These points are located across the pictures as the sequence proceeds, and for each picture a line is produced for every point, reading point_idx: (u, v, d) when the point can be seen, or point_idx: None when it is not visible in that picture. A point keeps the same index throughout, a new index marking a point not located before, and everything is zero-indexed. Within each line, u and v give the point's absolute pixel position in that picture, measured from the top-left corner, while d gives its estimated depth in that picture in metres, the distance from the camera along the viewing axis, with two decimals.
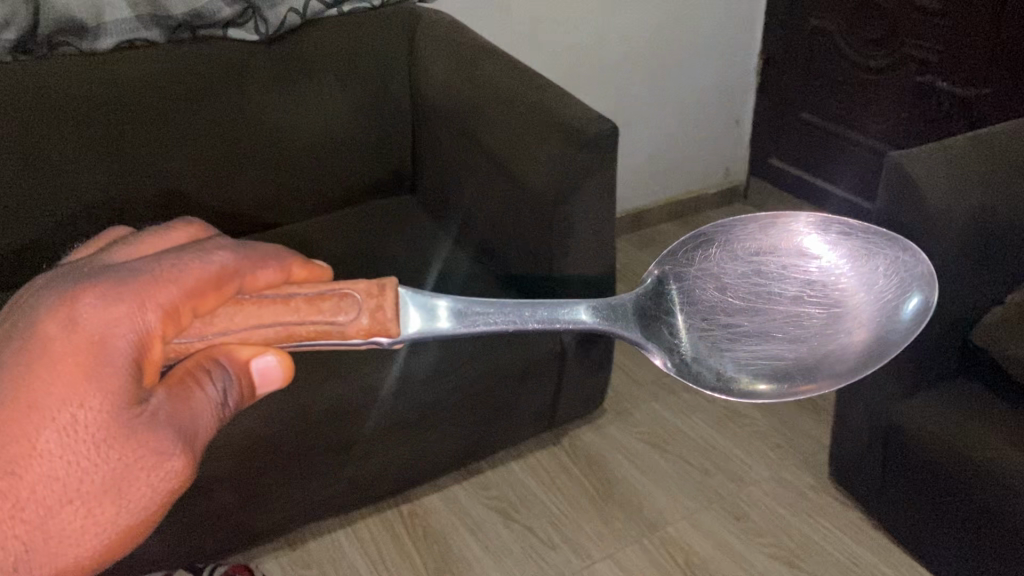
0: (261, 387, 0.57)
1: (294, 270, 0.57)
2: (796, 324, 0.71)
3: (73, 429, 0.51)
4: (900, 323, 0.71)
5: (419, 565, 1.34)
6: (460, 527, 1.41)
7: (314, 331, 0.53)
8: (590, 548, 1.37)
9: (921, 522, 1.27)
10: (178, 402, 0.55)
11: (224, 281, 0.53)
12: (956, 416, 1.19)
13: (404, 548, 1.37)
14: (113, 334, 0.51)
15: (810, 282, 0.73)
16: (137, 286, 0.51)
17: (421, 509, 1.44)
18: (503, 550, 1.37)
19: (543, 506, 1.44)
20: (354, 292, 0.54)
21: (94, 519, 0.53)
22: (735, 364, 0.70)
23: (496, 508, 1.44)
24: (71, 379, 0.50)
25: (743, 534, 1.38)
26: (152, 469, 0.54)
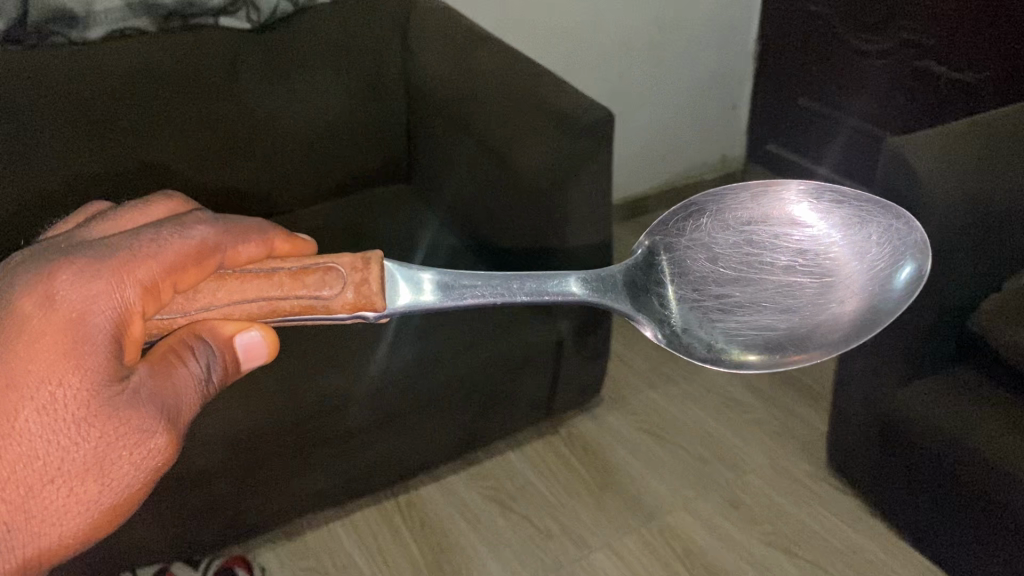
0: (246, 361, 0.57)
1: (277, 242, 0.57)
2: (786, 294, 0.70)
3: (53, 408, 0.50)
4: (892, 292, 0.71)
5: (415, 556, 1.34)
6: (457, 517, 1.40)
7: (298, 305, 0.53)
8: (587, 538, 1.36)
9: (921, 509, 1.26)
10: (159, 377, 0.54)
11: (205, 255, 0.52)
12: (954, 401, 1.19)
13: (400, 539, 1.36)
14: (92, 310, 0.50)
15: (800, 250, 0.71)
16: (117, 261, 0.50)
17: (418, 500, 1.43)
18: (499, 540, 1.36)
19: (540, 496, 1.43)
20: (338, 265, 0.53)
21: (77, 497, 0.52)
22: (726, 336, 0.70)
23: (493, 498, 1.43)
24: (49, 358, 0.49)
25: (741, 523, 1.37)
26: (135, 448, 0.53)
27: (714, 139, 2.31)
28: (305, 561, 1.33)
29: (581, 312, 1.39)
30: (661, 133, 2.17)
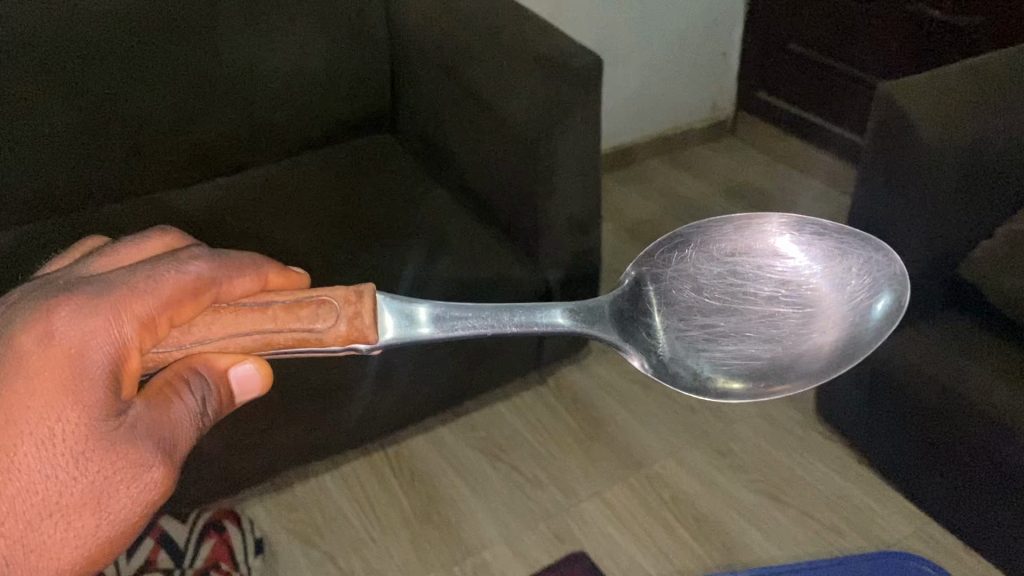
0: (239, 393, 0.56)
1: (270, 277, 0.56)
2: (769, 324, 0.70)
3: (53, 443, 0.48)
4: (869, 323, 0.72)
5: (406, 508, 1.35)
6: (446, 467, 1.41)
7: (291, 337, 0.52)
8: (576, 487, 1.37)
9: (910, 462, 1.27)
10: (155, 412, 0.53)
11: (201, 289, 0.52)
12: (953, 354, 1.17)
13: (390, 491, 1.38)
14: (91, 345, 0.49)
15: (782, 281, 0.70)
16: (113, 297, 0.50)
17: (407, 452, 1.44)
18: (490, 490, 1.37)
19: (529, 445, 1.44)
20: (331, 298, 0.52)
21: (74, 533, 0.50)
22: (713, 364, 0.69)
23: (482, 449, 1.44)
24: (47, 392, 0.48)
25: (730, 471, 1.39)
26: (132, 482, 0.51)
27: (707, 86, 2.27)
28: (296, 514, 1.34)
29: (568, 261, 1.35)
30: (651, 77, 2.12)
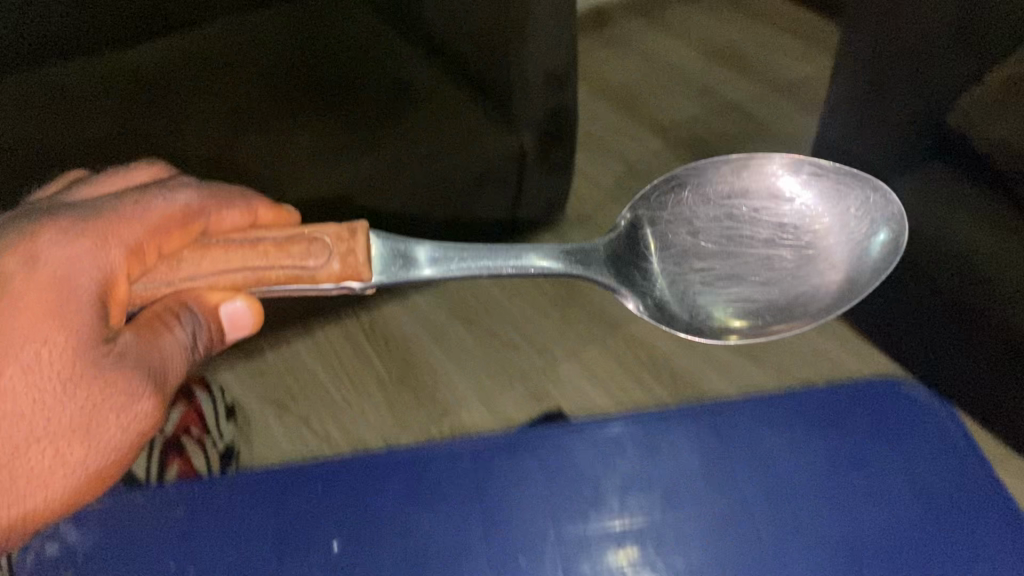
0: (235, 326, 0.53)
1: (260, 213, 0.55)
2: (768, 265, 0.67)
3: (39, 368, 0.47)
4: (866, 260, 0.67)
5: (383, 369, 1.35)
6: (422, 329, 1.40)
7: (282, 275, 0.50)
8: (552, 342, 1.38)
9: (882, 311, 1.20)
10: (146, 344, 0.50)
11: (189, 218, 0.51)
12: (927, 194, 1.06)
13: (366, 351, 1.37)
14: (79, 270, 0.48)
15: (779, 224, 0.68)
16: (102, 223, 0.49)
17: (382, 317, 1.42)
18: (466, 349, 1.37)
19: (503, 307, 1.43)
20: (322, 235, 0.50)
21: (59, 463, 0.48)
22: (707, 309, 0.66)
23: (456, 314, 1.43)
24: (34, 313, 0.47)
25: None
26: (121, 411, 0.49)
27: None
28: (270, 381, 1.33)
29: (543, 119, 1.27)
30: None
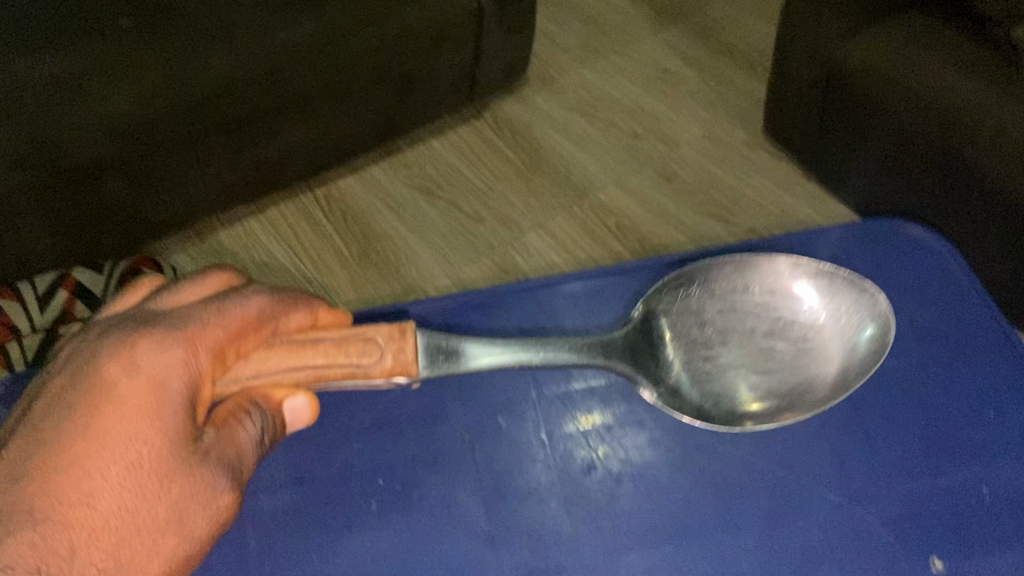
0: (292, 424, 0.44)
1: (321, 314, 0.45)
2: (767, 359, 0.52)
3: (131, 460, 0.37)
4: (857, 354, 0.51)
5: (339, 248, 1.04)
6: (381, 208, 1.08)
7: (332, 375, 0.43)
8: (516, 218, 1.07)
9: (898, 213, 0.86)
10: (222, 440, 0.40)
11: (263, 321, 0.42)
12: (901, 44, 0.76)
13: (320, 232, 1.06)
14: (172, 381, 0.38)
15: (772, 314, 0.53)
16: (185, 333, 0.39)
17: (336, 192, 1.10)
18: (426, 226, 1.06)
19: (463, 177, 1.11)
20: (375, 334, 0.44)
21: (150, 546, 0.37)
22: (718, 389, 0.51)
23: (407, 175, 1.11)
24: (133, 420, 0.37)
25: (676, 198, 1.09)
26: (209, 501, 0.39)
27: None
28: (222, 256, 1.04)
29: None
30: None
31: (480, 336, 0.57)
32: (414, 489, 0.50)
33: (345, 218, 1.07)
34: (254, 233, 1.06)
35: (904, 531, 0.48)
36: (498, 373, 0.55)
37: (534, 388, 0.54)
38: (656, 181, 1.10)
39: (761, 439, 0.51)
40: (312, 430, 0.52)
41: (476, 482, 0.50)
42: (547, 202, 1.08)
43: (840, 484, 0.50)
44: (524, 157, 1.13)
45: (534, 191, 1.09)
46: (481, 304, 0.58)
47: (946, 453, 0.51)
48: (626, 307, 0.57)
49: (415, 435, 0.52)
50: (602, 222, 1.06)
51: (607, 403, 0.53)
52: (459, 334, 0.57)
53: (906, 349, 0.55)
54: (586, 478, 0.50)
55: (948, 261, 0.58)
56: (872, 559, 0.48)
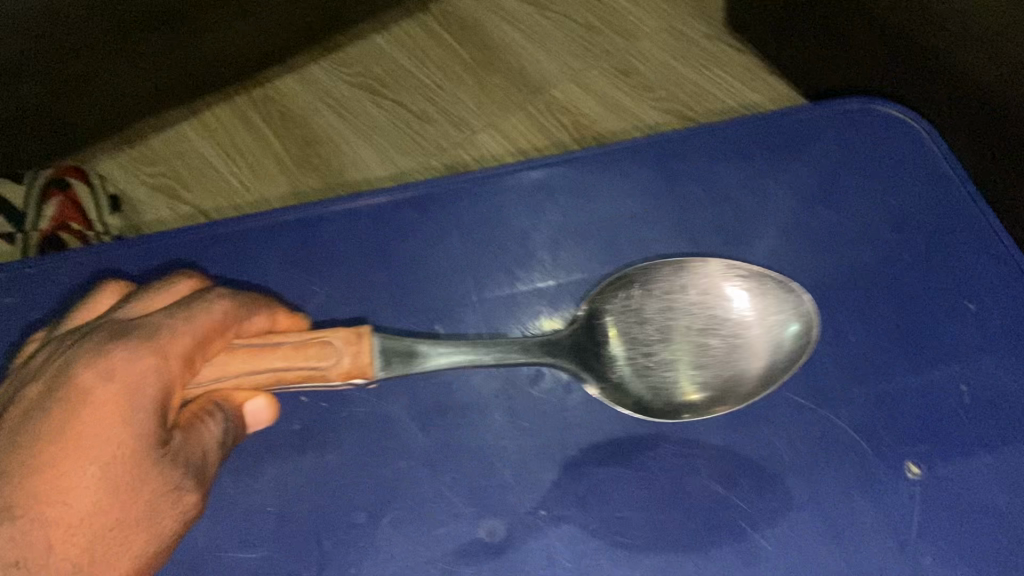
0: (251, 425, 0.40)
1: (280, 317, 0.40)
2: (705, 359, 0.44)
3: (100, 469, 0.32)
4: (784, 350, 0.44)
5: (280, 153, 0.97)
6: (324, 111, 1.00)
7: (293, 377, 0.38)
8: (466, 117, 0.98)
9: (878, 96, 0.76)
10: (189, 444, 0.35)
11: (228, 326, 0.37)
12: None
13: (260, 137, 0.98)
14: (147, 388, 0.33)
15: (704, 308, 0.45)
16: (156, 340, 0.34)
17: (275, 93, 1.01)
18: (373, 128, 0.98)
19: (407, 73, 1.02)
20: (331, 337, 0.38)
21: (105, 549, 0.32)
22: (654, 399, 0.44)
23: (347, 74, 1.03)
24: (104, 427, 0.32)
25: (631, 92, 0.98)
26: (176, 502, 0.34)
27: None
28: (156, 168, 0.96)
29: None
30: None
31: (417, 236, 0.51)
32: (341, 406, 0.45)
33: (283, 121, 0.99)
34: (187, 137, 0.99)
35: (877, 436, 0.44)
36: (436, 275, 0.50)
37: (476, 292, 0.49)
38: (613, 75, 0.99)
39: None
40: None
41: (410, 395, 0.45)
42: (498, 100, 0.99)
43: (807, 386, 0.46)
44: (474, 50, 1.03)
45: (485, 88, 1.00)
46: (418, 200, 0.52)
47: (923, 351, 0.46)
48: (578, 201, 0.52)
49: None
50: (557, 120, 0.97)
51: (556, 306, 0.48)
52: (394, 234, 0.51)
53: (881, 239, 0.50)
54: (533, 389, 0.45)
55: (930, 144, 0.53)
56: (841, 468, 0.43)
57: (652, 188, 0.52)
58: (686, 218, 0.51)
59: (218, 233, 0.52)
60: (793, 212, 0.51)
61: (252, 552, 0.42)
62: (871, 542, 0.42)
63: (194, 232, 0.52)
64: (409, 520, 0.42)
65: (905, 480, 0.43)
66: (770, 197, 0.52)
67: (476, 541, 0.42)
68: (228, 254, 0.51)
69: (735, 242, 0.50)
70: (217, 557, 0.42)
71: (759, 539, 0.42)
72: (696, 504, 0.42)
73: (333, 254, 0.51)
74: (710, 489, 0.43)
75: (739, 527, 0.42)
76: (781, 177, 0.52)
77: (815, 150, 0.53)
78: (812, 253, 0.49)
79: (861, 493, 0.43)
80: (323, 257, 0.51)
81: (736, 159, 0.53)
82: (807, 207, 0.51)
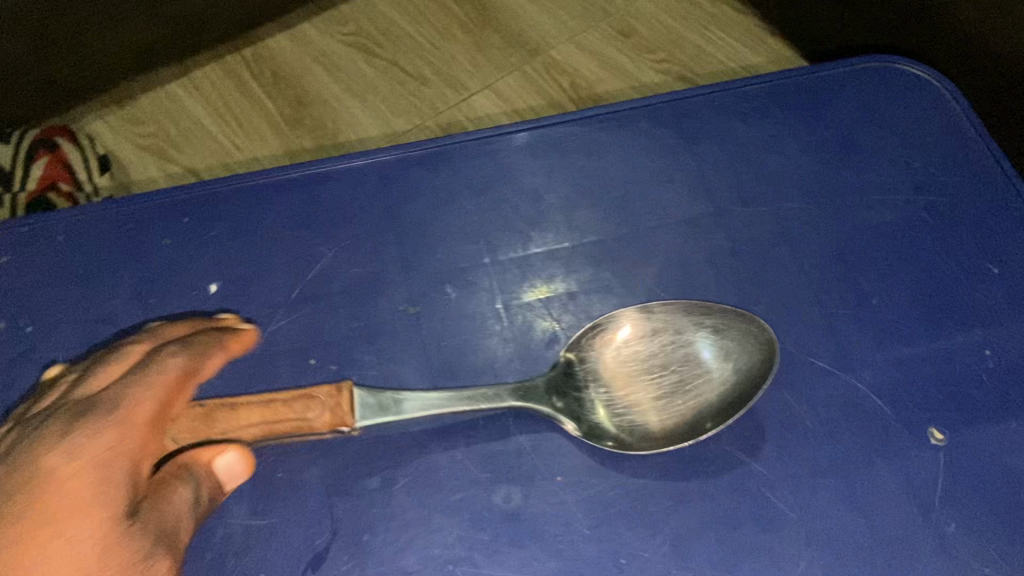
0: (228, 485, 0.39)
1: (232, 345, 0.43)
2: (673, 382, 0.43)
3: (70, 541, 0.33)
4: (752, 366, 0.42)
5: (269, 113, 0.90)
6: (314, 69, 0.93)
7: (278, 432, 0.39)
8: (461, 77, 0.91)
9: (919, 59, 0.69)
10: (157, 509, 0.35)
11: (188, 379, 0.39)
12: None
13: (249, 96, 0.91)
14: (115, 460, 0.35)
15: (668, 331, 0.44)
16: (119, 409, 0.36)
17: (266, 52, 0.95)
18: (364, 89, 0.91)
19: (402, 30, 0.95)
20: (316, 389, 0.40)
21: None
22: (627, 424, 0.42)
23: (340, 29, 0.95)
24: (75, 504, 0.33)
25: (631, 52, 0.91)
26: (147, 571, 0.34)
27: None
28: (143, 126, 0.90)
29: None
30: None
31: (427, 193, 0.49)
32: (352, 369, 0.44)
33: (275, 80, 0.93)
34: (176, 96, 0.92)
35: (901, 402, 0.43)
36: (447, 235, 0.48)
37: (488, 253, 0.47)
38: (613, 34, 0.93)
39: (743, 303, 0.46)
40: (232, 303, 0.45)
41: (423, 359, 0.44)
42: (495, 59, 0.92)
43: (830, 350, 0.44)
44: (471, 9, 0.96)
45: (481, 47, 0.93)
46: (427, 157, 0.50)
47: (945, 316, 0.45)
48: (592, 160, 0.50)
49: (351, 309, 0.45)
50: (554, 82, 0.90)
51: (571, 269, 0.47)
52: (403, 192, 0.49)
53: (903, 201, 0.48)
54: (549, 351, 0.44)
55: (953, 107, 0.52)
56: (864, 434, 0.42)
57: (669, 147, 0.51)
58: (705, 177, 0.49)
59: (218, 192, 0.49)
60: (813, 171, 0.50)
61: (258, 519, 0.39)
62: (895, 510, 0.40)
63: (192, 190, 0.48)
64: (423, 486, 0.40)
65: (929, 446, 0.42)
66: (790, 156, 0.50)
67: (494, 507, 0.40)
68: (233, 213, 0.48)
69: (755, 201, 0.49)
70: (221, 523, 0.39)
71: (780, 506, 0.41)
72: (714, 469, 0.41)
73: (339, 213, 0.48)
74: (730, 454, 0.42)
75: (758, 494, 0.41)
76: (802, 136, 0.51)
77: (838, 108, 0.52)
78: (833, 214, 0.48)
79: (884, 457, 0.42)
80: (331, 215, 0.48)
81: (755, 119, 0.51)
82: (830, 166, 0.50)
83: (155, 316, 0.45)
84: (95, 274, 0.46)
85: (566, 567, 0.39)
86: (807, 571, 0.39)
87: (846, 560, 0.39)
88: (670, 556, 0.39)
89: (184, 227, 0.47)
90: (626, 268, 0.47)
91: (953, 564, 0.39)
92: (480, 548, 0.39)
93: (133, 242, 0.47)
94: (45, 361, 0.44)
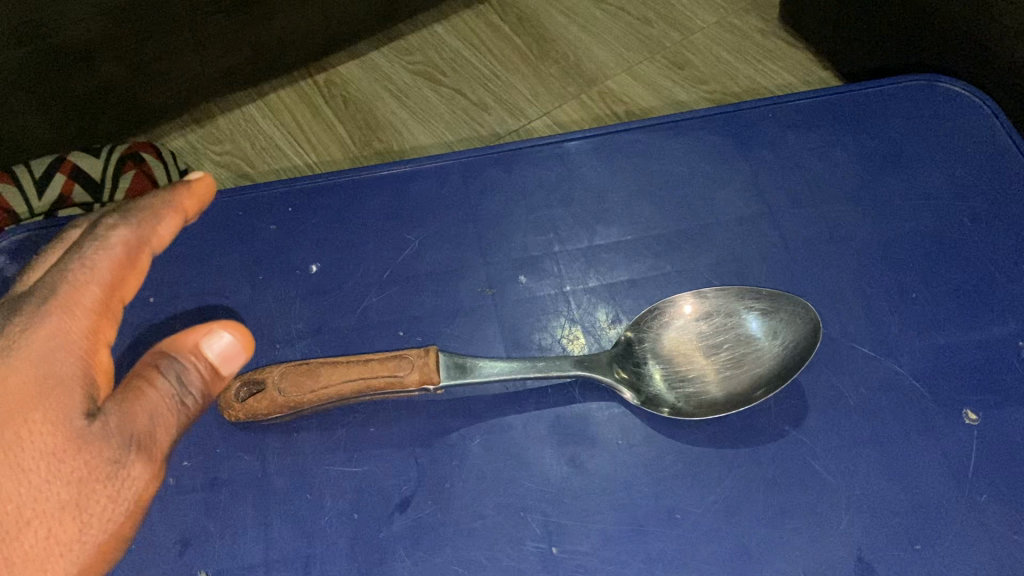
0: (227, 368, 0.35)
1: (186, 204, 0.40)
2: (728, 358, 0.47)
3: (22, 447, 0.31)
4: (801, 347, 0.46)
5: (342, 134, 0.93)
6: (384, 94, 0.97)
7: (371, 387, 0.43)
8: (524, 103, 0.95)
9: None
10: (124, 407, 0.33)
11: (136, 254, 0.36)
12: None
13: (323, 119, 0.95)
14: (56, 360, 0.32)
15: (721, 312, 0.48)
16: (59, 299, 0.34)
17: (339, 76, 0.99)
18: (432, 112, 0.94)
19: (467, 61, 0.99)
20: (403, 352, 0.44)
21: (53, 555, 0.31)
22: (687, 395, 0.46)
23: (412, 62, 0.99)
24: (13, 406, 0.31)
25: (682, 84, 0.95)
26: (108, 473, 0.32)
27: None
28: (220, 146, 0.94)
29: None
30: None
31: (502, 191, 0.54)
32: (436, 341, 0.49)
33: (345, 104, 0.96)
34: (251, 117, 0.96)
35: (938, 388, 0.47)
36: (519, 225, 0.53)
37: (558, 242, 0.52)
38: (667, 67, 0.96)
39: (793, 292, 0.50)
40: (330, 281, 0.51)
41: (501, 333, 0.49)
42: (554, 88, 0.96)
43: (872, 337, 0.48)
44: (531, 38, 1.00)
45: (542, 77, 0.97)
46: (502, 158, 0.55)
47: (981, 309, 0.49)
48: (652, 163, 0.55)
49: (435, 290, 0.50)
50: (610, 109, 0.93)
51: (632, 259, 0.51)
52: (481, 190, 0.54)
53: (944, 208, 0.52)
54: (610, 330, 0.49)
55: (992, 120, 0.56)
56: (904, 414, 0.46)
57: (725, 153, 0.55)
58: (759, 182, 0.54)
59: (316, 188, 0.54)
60: (857, 178, 0.54)
61: (354, 466, 0.45)
62: (931, 481, 0.44)
63: (292, 185, 0.54)
64: (495, 444, 0.45)
65: (964, 425, 0.45)
66: (839, 165, 0.54)
67: (560, 465, 0.44)
68: (329, 208, 0.53)
69: (804, 204, 0.53)
70: (321, 468, 0.44)
71: (824, 474, 0.44)
72: (763, 437, 0.45)
73: (424, 206, 0.53)
74: (778, 427, 0.46)
75: (804, 461, 0.44)
76: (849, 145, 0.55)
77: (881, 126, 0.56)
78: (878, 218, 0.52)
79: (921, 437, 0.45)
80: (417, 211, 0.53)
81: (806, 130, 0.56)
82: (874, 175, 0.54)
83: (264, 294, 0.51)
84: (212, 256, 0.52)
85: (626, 518, 0.43)
86: (847, 532, 0.43)
87: (886, 523, 0.43)
88: (721, 512, 0.43)
89: (289, 216, 0.53)
90: (683, 259, 0.51)
91: (982, 535, 0.42)
92: (549, 498, 0.44)
93: (244, 228, 0.53)
94: (168, 328, 0.50)
